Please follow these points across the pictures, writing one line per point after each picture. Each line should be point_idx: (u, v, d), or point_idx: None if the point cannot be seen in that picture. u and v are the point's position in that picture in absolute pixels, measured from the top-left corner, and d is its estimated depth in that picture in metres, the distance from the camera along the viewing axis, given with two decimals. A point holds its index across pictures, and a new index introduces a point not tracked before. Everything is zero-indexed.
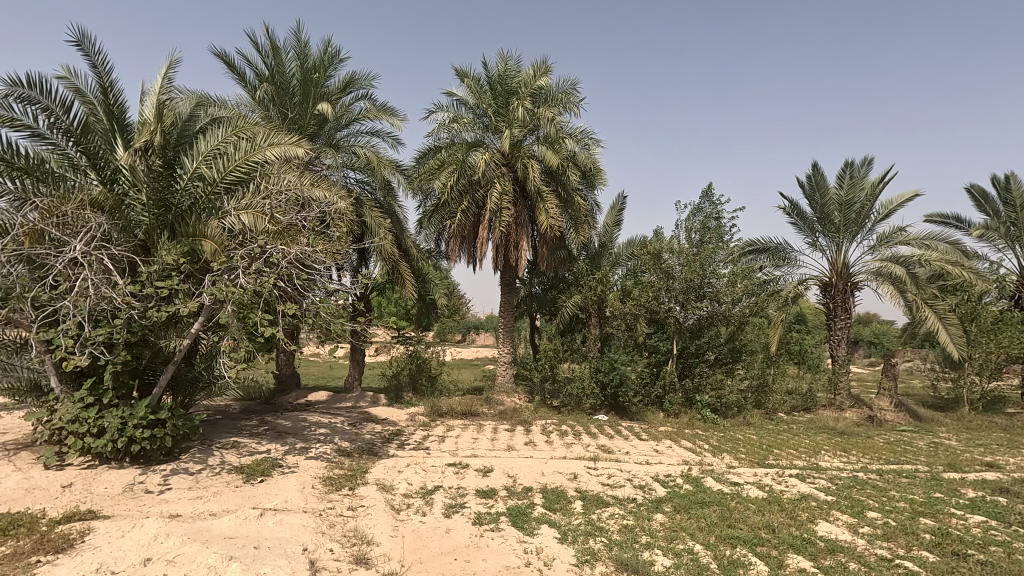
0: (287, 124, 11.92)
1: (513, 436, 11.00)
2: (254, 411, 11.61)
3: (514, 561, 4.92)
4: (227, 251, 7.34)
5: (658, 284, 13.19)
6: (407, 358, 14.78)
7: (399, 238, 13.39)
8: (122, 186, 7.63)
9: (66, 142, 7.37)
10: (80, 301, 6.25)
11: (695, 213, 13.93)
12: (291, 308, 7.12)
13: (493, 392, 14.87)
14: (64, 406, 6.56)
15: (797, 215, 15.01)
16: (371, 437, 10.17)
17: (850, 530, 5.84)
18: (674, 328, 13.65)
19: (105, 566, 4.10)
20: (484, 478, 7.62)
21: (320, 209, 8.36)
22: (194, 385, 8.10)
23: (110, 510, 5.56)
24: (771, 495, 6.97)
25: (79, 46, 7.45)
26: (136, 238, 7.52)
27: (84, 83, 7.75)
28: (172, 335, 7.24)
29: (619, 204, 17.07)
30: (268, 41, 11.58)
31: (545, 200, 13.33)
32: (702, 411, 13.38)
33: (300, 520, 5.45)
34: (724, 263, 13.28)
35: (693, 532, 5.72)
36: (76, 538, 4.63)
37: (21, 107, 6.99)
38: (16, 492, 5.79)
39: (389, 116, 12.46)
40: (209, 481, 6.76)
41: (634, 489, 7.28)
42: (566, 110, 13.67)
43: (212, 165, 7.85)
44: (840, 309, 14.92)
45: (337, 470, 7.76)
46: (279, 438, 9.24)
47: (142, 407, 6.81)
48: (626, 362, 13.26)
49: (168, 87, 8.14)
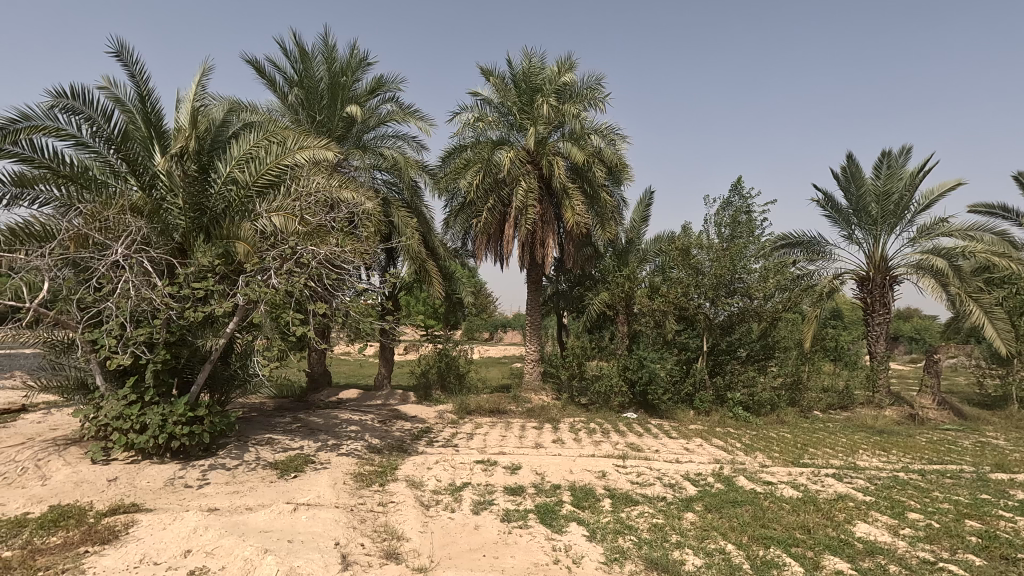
0: (315, 127, 12.13)
1: (541, 434, 10.95)
2: (287, 409, 11.91)
3: (542, 558, 4.92)
4: (259, 252, 7.50)
5: (687, 280, 12.99)
6: (436, 357, 14.91)
7: (426, 236, 13.54)
8: (160, 191, 7.88)
9: (108, 150, 7.65)
10: (123, 302, 6.51)
11: (725, 207, 13.69)
12: (321, 307, 7.30)
13: (521, 390, 14.89)
14: (109, 404, 6.84)
15: (831, 208, 14.57)
16: (401, 434, 10.30)
17: (890, 532, 5.65)
18: (704, 326, 13.39)
19: (148, 557, 4.27)
20: (512, 476, 7.64)
21: (348, 209, 8.50)
22: (230, 383, 8.30)
23: (153, 503, 5.77)
24: (807, 495, 6.78)
25: (119, 57, 7.73)
26: (174, 241, 7.81)
27: (124, 92, 8.01)
28: (209, 334, 7.46)
29: (646, 200, 16.84)
30: (297, 47, 11.81)
31: (571, 198, 13.27)
32: (733, 409, 13.06)
33: (332, 515, 5.56)
34: (755, 258, 13.04)
35: (725, 531, 5.63)
36: (122, 530, 4.82)
37: (66, 118, 7.31)
38: (67, 486, 6.09)
39: (416, 118, 12.56)
40: (245, 476, 6.96)
41: (664, 488, 7.18)
42: (590, 106, 13.61)
43: (244, 169, 8.05)
44: (879, 304, 14.43)
45: (367, 466, 7.87)
46: (312, 435, 9.44)
47: (181, 404, 7.05)
48: (656, 360, 13.12)
49: (202, 94, 8.37)
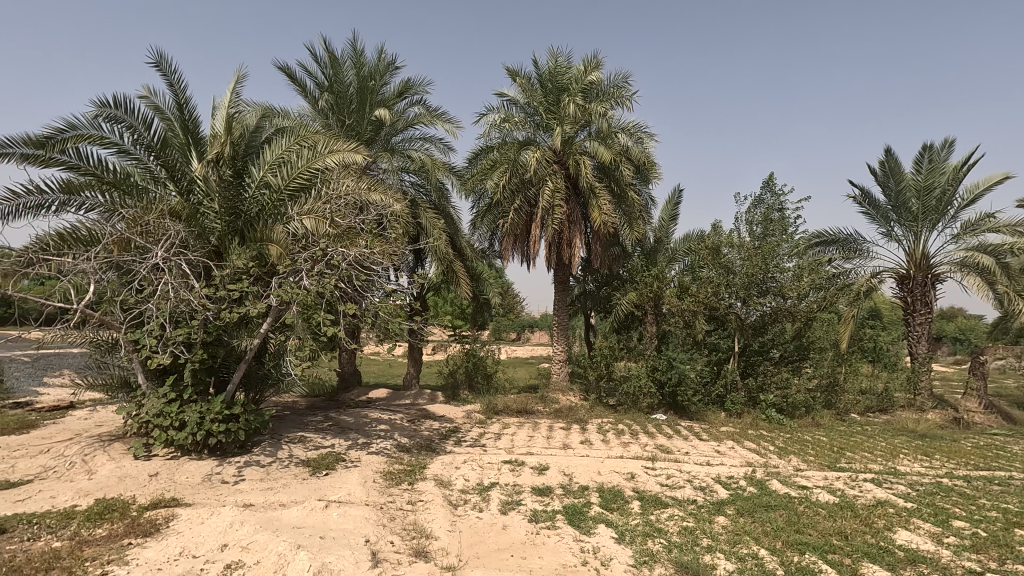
0: (344, 131, 12.35)
1: (569, 434, 10.91)
2: (318, 407, 12.15)
3: (570, 560, 4.89)
4: (291, 254, 7.66)
5: (717, 280, 12.76)
6: (463, 357, 15.00)
7: (453, 238, 13.62)
8: (197, 196, 8.13)
9: (148, 157, 7.94)
10: (163, 303, 6.74)
11: (756, 205, 13.50)
12: (351, 308, 7.43)
13: (549, 391, 14.87)
14: (150, 401, 7.10)
15: (868, 204, 14.11)
16: (429, 434, 10.40)
17: (933, 540, 5.44)
18: (736, 326, 13.12)
19: (187, 550, 4.42)
20: (540, 476, 7.63)
21: (377, 211, 8.63)
22: (264, 382, 8.50)
23: (191, 498, 5.96)
24: (844, 501, 6.58)
25: (158, 67, 8.02)
26: (210, 244, 8.05)
27: (163, 101, 8.30)
28: (243, 334, 7.67)
29: (675, 198, 16.62)
30: (327, 53, 12.05)
31: (599, 197, 13.16)
32: (767, 411, 12.77)
33: (362, 513, 5.64)
34: (789, 257, 12.76)
35: (758, 536, 5.51)
36: (162, 523, 5.00)
37: (110, 126, 7.61)
38: (111, 480, 6.34)
39: (443, 121, 12.66)
40: (279, 473, 7.13)
41: (694, 491, 7.07)
42: (617, 104, 13.50)
43: (277, 173, 8.24)
44: (920, 304, 13.92)
45: (397, 465, 7.97)
46: (342, 433, 9.61)
47: (218, 403, 7.27)
48: (685, 361, 12.93)
49: (236, 101, 8.61)
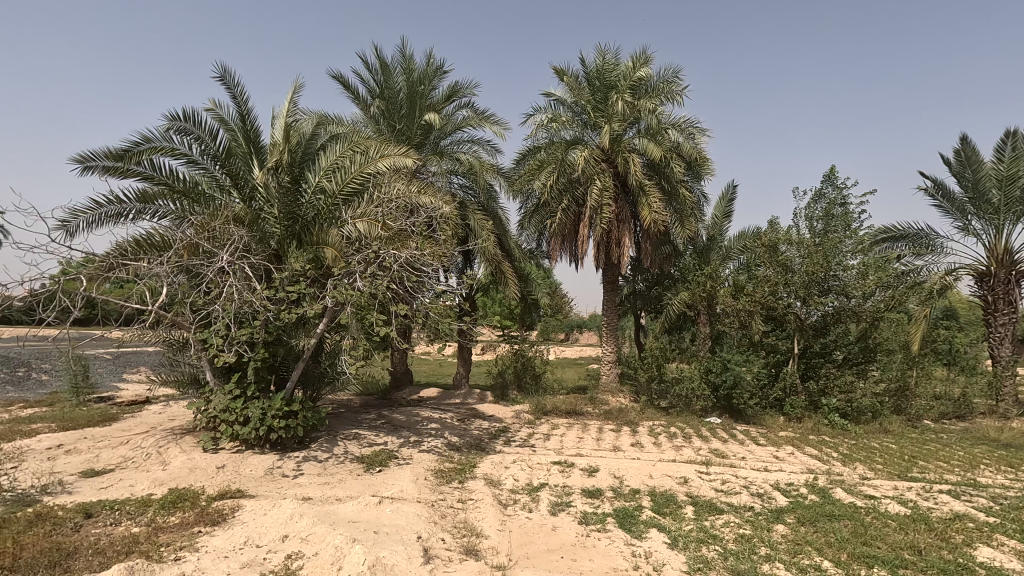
0: (395, 135, 12.65)
1: (619, 436, 10.77)
2: (372, 405, 12.50)
3: (621, 563, 4.82)
4: (346, 257, 7.92)
5: (775, 279, 12.29)
6: (512, 357, 15.07)
7: (501, 238, 13.70)
8: (258, 202, 8.54)
9: (214, 166, 8.40)
10: (228, 304, 7.11)
11: (817, 200, 12.90)
12: (403, 309, 7.59)
13: (598, 392, 14.74)
14: (217, 397, 7.50)
15: (942, 196, 13.20)
16: (479, 433, 10.51)
17: (1020, 558, 5.02)
18: (795, 326, 12.56)
19: (251, 539, 4.64)
20: (590, 478, 7.56)
21: (427, 213, 8.81)
22: (321, 380, 8.82)
23: (255, 490, 6.26)
24: (917, 513, 6.18)
25: (223, 81, 8.46)
26: (271, 248, 8.43)
27: (227, 113, 8.75)
28: (301, 334, 8.00)
29: (728, 194, 16.09)
30: (378, 60, 12.37)
31: (648, 195, 12.92)
32: (829, 416, 12.17)
33: (414, 509, 5.76)
34: (853, 254, 12.07)
35: (821, 546, 5.25)
36: (228, 513, 5.27)
37: (180, 138, 8.09)
38: (183, 471, 6.74)
39: (491, 123, 12.76)
40: (335, 469, 7.39)
41: (751, 497, 6.82)
42: (667, 100, 13.22)
43: (331, 179, 8.52)
44: (1002, 303, 12.92)
45: (447, 463, 8.10)
46: (395, 431, 9.85)
47: (278, 399, 7.60)
48: (741, 363, 12.52)
49: (294, 111, 8.97)
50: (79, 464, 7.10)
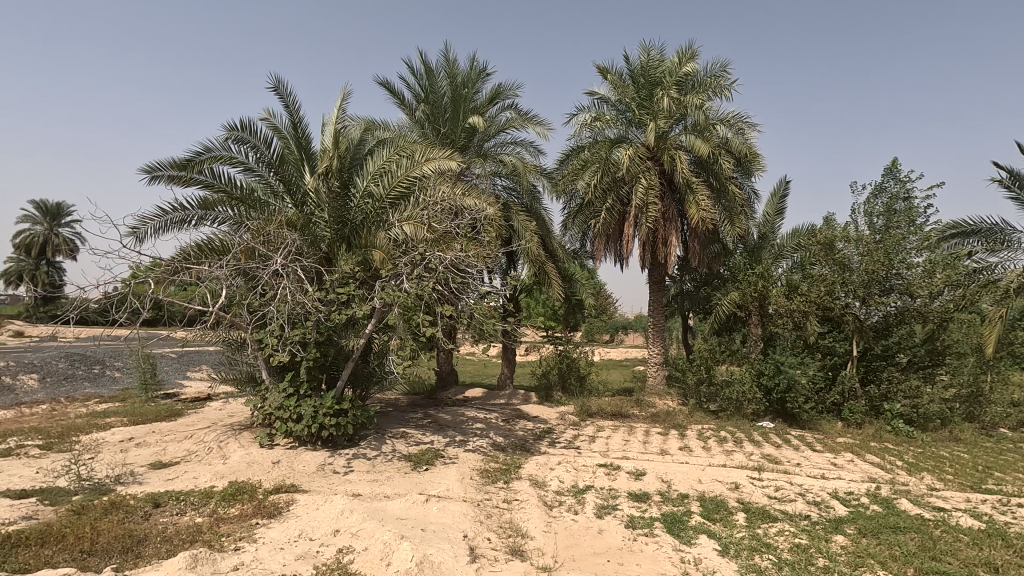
0: (440, 139, 12.84)
1: (667, 440, 10.55)
2: (419, 405, 12.73)
3: (670, 569, 4.72)
4: (393, 259, 8.09)
5: (832, 278, 11.76)
6: (557, 358, 15.01)
7: (545, 239, 13.68)
8: (310, 207, 8.85)
9: (269, 173, 8.75)
10: (282, 306, 7.39)
11: (877, 194, 12.31)
12: (448, 309, 7.70)
13: (645, 394, 14.49)
14: (273, 395, 7.81)
15: (1019, 187, 12.30)
16: (524, 434, 10.54)
17: None
18: (854, 328, 11.98)
19: (305, 533, 4.82)
20: (637, 482, 7.44)
21: (471, 215, 8.92)
22: (369, 379, 9.04)
23: (308, 485, 6.49)
24: (992, 528, 5.77)
25: (277, 91, 8.82)
26: (322, 251, 8.69)
27: (281, 121, 9.11)
28: (351, 334, 8.24)
29: (780, 190, 15.52)
30: (423, 66, 12.59)
31: (696, 192, 12.62)
32: (893, 423, 11.53)
33: (460, 508, 5.83)
34: (917, 251, 11.44)
35: (884, 560, 4.97)
36: (284, 506, 5.49)
37: (237, 147, 8.48)
38: (242, 465, 7.06)
39: (534, 124, 12.77)
40: (383, 466, 7.56)
41: (808, 506, 6.54)
42: (715, 95, 12.89)
43: (379, 183, 8.73)
44: None
45: (493, 463, 8.15)
46: (441, 430, 10.00)
47: (329, 398, 7.84)
48: (795, 365, 12.02)
49: (343, 118, 9.24)
50: (147, 456, 7.54)
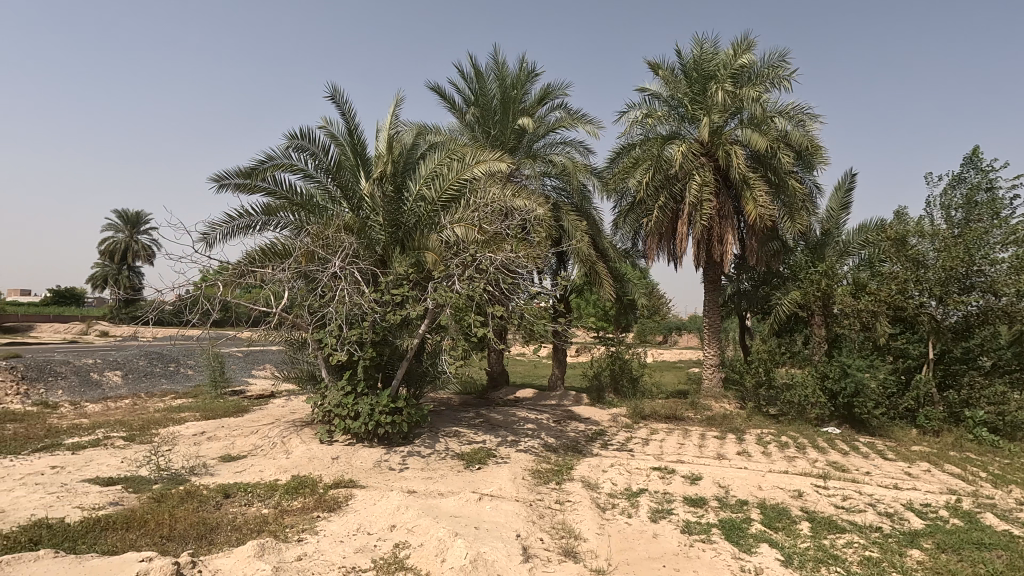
0: (490, 141, 12.95)
1: (724, 444, 10.22)
2: (471, 404, 12.88)
3: None
4: (445, 260, 8.23)
5: (904, 275, 11.06)
6: (608, 359, 14.83)
7: (596, 238, 13.54)
8: (365, 211, 9.12)
9: (327, 179, 9.08)
10: (340, 307, 7.66)
11: (955, 185, 11.50)
12: (499, 310, 7.76)
13: (700, 397, 14.09)
14: (332, 393, 8.10)
15: None
16: (576, 435, 10.47)
17: None
18: (929, 329, 11.22)
19: (363, 527, 4.97)
20: (693, 486, 7.25)
21: (521, 216, 8.96)
22: (423, 379, 9.23)
23: (365, 481, 6.70)
24: None
25: (333, 99, 9.15)
26: (377, 254, 8.94)
27: (337, 129, 9.44)
28: (405, 334, 8.44)
29: (846, 184, 14.73)
30: (473, 69, 12.73)
31: (753, 188, 12.17)
32: (975, 431, 10.71)
33: (513, 508, 5.86)
34: (1001, 246, 10.49)
35: None
36: (343, 501, 5.68)
37: (298, 155, 8.86)
38: (304, 460, 7.36)
39: (584, 123, 12.68)
40: (437, 464, 7.69)
41: (879, 517, 6.17)
42: (773, 86, 12.39)
43: (431, 186, 8.89)
44: None
45: (544, 464, 8.14)
46: (493, 430, 10.08)
47: (385, 396, 8.04)
48: (864, 368, 11.31)
49: (396, 123, 9.47)
50: (218, 449, 8.00)
